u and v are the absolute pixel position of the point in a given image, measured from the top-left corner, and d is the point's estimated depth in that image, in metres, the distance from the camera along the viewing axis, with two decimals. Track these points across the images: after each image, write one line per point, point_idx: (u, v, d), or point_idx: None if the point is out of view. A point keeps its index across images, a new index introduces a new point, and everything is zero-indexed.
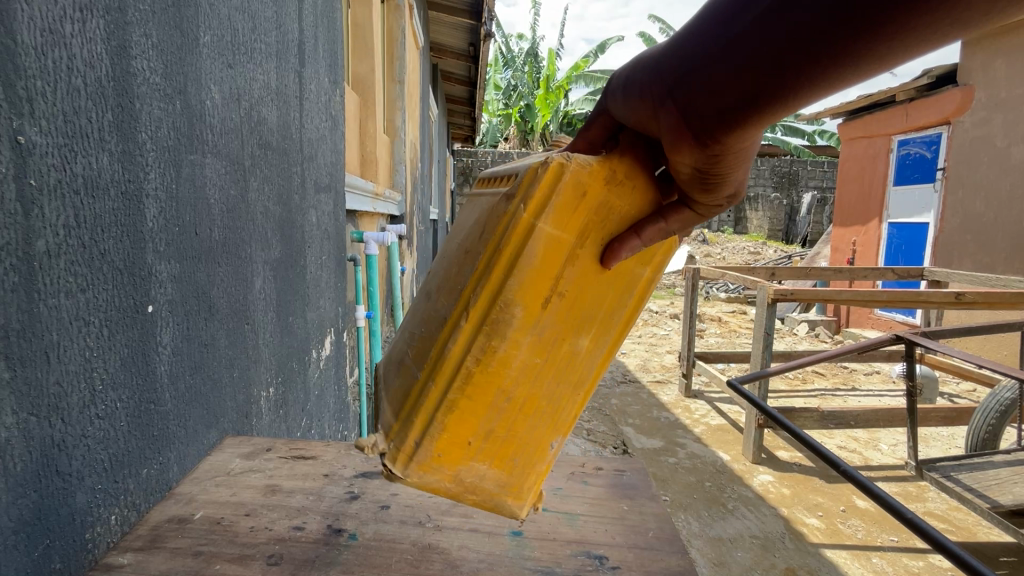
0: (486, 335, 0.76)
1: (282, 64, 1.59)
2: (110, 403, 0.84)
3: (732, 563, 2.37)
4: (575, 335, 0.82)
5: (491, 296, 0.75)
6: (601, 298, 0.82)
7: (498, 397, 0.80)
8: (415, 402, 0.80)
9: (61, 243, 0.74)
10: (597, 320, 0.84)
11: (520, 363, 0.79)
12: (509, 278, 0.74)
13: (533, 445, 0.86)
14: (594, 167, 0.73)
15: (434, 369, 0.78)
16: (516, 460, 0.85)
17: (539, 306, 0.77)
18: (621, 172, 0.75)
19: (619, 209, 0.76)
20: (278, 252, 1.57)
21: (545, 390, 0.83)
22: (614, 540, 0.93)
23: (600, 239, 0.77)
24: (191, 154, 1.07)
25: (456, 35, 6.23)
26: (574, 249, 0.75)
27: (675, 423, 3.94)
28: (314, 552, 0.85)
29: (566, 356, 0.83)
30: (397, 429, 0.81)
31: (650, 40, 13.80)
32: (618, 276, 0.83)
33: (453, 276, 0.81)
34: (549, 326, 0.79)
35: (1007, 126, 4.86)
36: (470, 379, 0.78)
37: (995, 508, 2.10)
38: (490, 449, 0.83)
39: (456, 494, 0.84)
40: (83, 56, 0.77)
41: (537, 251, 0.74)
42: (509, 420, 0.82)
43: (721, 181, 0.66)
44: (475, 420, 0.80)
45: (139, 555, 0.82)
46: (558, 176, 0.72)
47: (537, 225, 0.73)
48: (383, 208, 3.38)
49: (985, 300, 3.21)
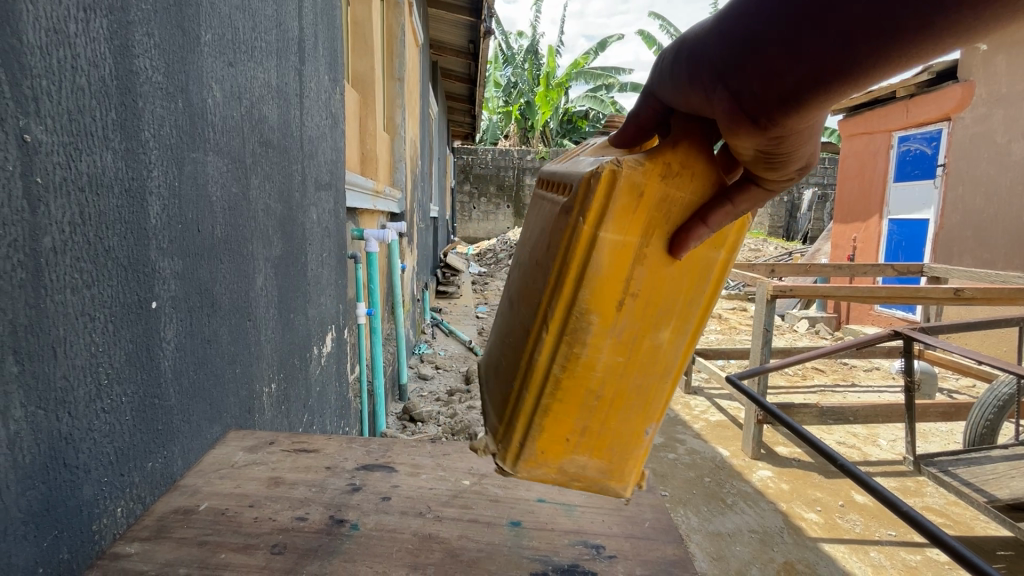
0: (568, 341, 0.77)
1: (283, 62, 1.60)
2: (116, 398, 0.85)
3: (731, 558, 2.39)
4: (654, 330, 0.80)
5: (565, 306, 0.77)
6: (675, 293, 0.79)
7: (591, 396, 0.81)
8: (513, 407, 0.83)
9: (67, 240, 0.75)
10: (682, 313, 0.81)
11: (600, 362, 0.79)
12: (580, 288, 0.75)
13: (630, 429, 0.85)
14: (648, 166, 0.71)
15: (526, 378, 0.81)
16: (615, 442, 0.85)
17: (612, 306, 0.76)
18: (678, 163, 0.72)
19: (681, 201, 0.73)
20: (279, 249, 1.58)
21: (632, 382, 0.82)
22: (611, 531, 0.95)
23: (660, 234, 0.74)
24: (193, 152, 1.08)
25: (456, 33, 6.22)
26: (640, 247, 0.74)
27: (674, 419, 3.96)
28: (316, 542, 0.87)
29: (647, 350, 0.81)
30: (501, 432, 0.86)
31: (650, 36, 13.77)
32: (689, 265, 0.79)
33: (531, 287, 0.85)
34: (625, 324, 0.78)
35: (1007, 122, 4.87)
36: (561, 380, 0.80)
37: (992, 502, 2.12)
38: (589, 442, 0.84)
39: (565, 484, 0.86)
40: (87, 56, 0.78)
41: (600, 257, 0.74)
42: (598, 414, 0.82)
43: (776, 164, 0.64)
44: (570, 419, 0.82)
45: (146, 545, 0.83)
46: (612, 181, 0.71)
47: (600, 235, 0.73)
48: (383, 206, 3.39)
49: (984, 295, 3.23)
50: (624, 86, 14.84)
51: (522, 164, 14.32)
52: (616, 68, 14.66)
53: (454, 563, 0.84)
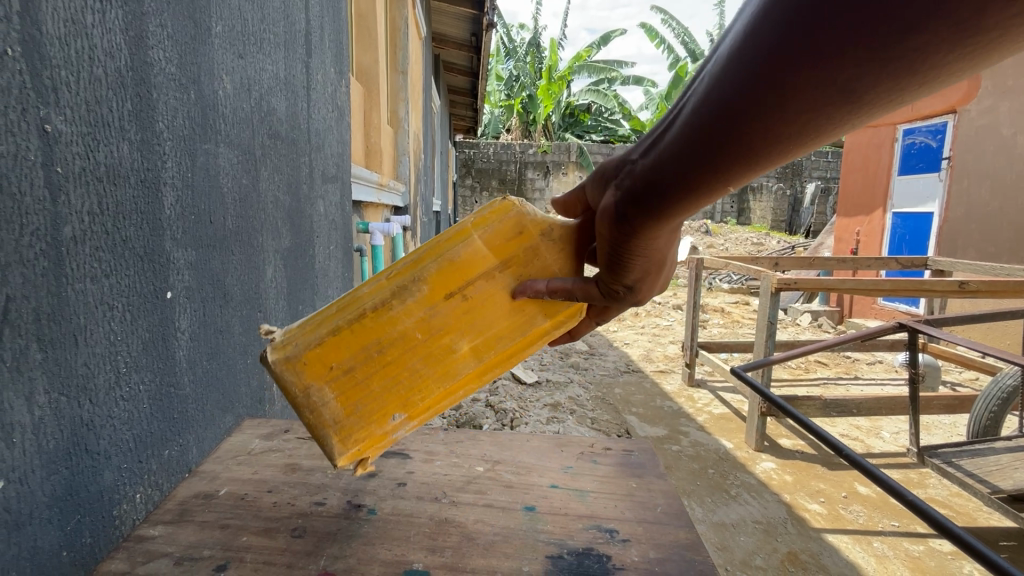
0: (394, 298, 0.82)
1: (291, 54, 1.60)
2: (134, 386, 0.87)
3: (735, 547, 2.41)
4: (456, 344, 0.85)
5: (418, 279, 0.83)
6: (493, 323, 0.86)
7: (375, 358, 0.82)
8: (319, 321, 0.84)
9: (86, 230, 0.76)
10: (487, 350, 0.87)
11: (409, 332, 0.83)
12: (433, 264, 0.83)
13: (372, 417, 0.84)
14: (535, 218, 0.86)
15: (342, 304, 0.84)
16: (353, 413, 0.83)
17: (445, 289, 0.83)
18: (557, 230, 0.86)
19: (543, 255, 0.85)
20: (288, 240, 1.59)
21: (407, 369, 0.84)
22: (624, 515, 0.96)
23: (507, 263, 0.85)
24: (205, 144, 1.09)
25: (458, 26, 6.20)
26: (491, 269, 0.84)
27: (678, 411, 3.98)
28: (334, 526, 0.88)
29: (436, 350, 0.84)
30: (294, 330, 0.85)
31: (653, 28, 13.68)
32: (516, 317, 0.87)
33: (409, 277, 0.92)
34: (443, 311, 0.83)
35: (1013, 114, 4.85)
36: (364, 323, 0.82)
37: (995, 493, 2.13)
38: (340, 386, 0.83)
39: (290, 400, 0.82)
40: (104, 47, 0.79)
41: (463, 244, 0.84)
42: (365, 373, 0.82)
43: (635, 264, 0.72)
44: (345, 350, 0.82)
45: (169, 528, 0.87)
46: (504, 210, 0.85)
47: (474, 237, 0.83)
48: (387, 199, 3.39)
49: (988, 288, 3.21)
50: (626, 79, 14.76)
51: (523, 158, 14.28)
52: (619, 61, 14.57)
53: (472, 546, 0.86)
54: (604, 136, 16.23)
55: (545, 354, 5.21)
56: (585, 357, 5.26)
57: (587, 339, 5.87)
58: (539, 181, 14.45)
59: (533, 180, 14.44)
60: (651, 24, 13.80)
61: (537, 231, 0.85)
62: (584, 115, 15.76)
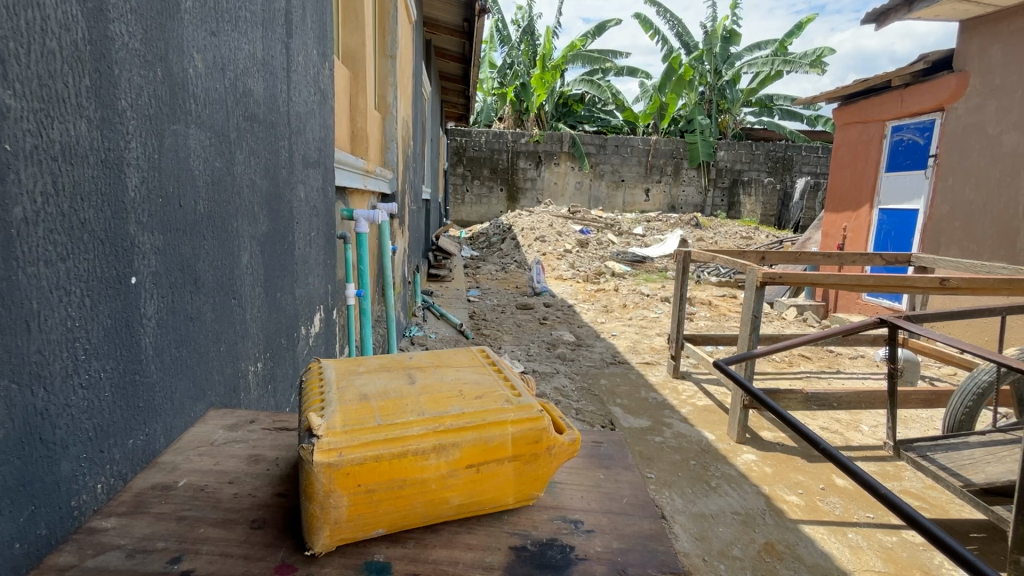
0: (437, 449, 0.81)
1: (269, 34, 1.55)
2: (94, 373, 0.84)
3: (714, 538, 2.44)
4: (457, 499, 0.85)
5: (461, 440, 0.83)
6: (487, 495, 0.88)
7: (401, 486, 0.80)
8: (364, 431, 0.78)
9: (39, 211, 0.73)
10: (475, 511, 0.89)
11: (433, 482, 0.82)
12: (479, 438, 0.84)
13: (360, 530, 0.80)
14: (555, 438, 0.90)
15: (392, 433, 0.79)
16: (350, 523, 0.79)
17: (471, 461, 0.84)
18: (562, 449, 0.91)
19: (542, 459, 0.90)
20: (266, 225, 1.55)
21: (411, 507, 0.82)
22: (590, 507, 0.95)
23: (519, 466, 0.88)
24: (174, 124, 1.05)
25: (450, 10, 6.06)
26: (504, 460, 0.86)
27: (663, 403, 4.01)
28: (295, 516, 0.87)
29: (439, 502, 0.84)
30: (335, 431, 0.77)
31: (648, 18, 13.53)
32: (507, 489, 0.90)
33: (441, 394, 0.92)
34: (461, 477, 0.84)
35: (1000, 113, 4.89)
36: (408, 460, 0.79)
37: (968, 486, 2.18)
38: (357, 501, 0.77)
39: (309, 496, 0.75)
40: (58, 18, 0.75)
41: (499, 434, 0.85)
42: (381, 500, 0.79)
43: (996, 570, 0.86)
44: (377, 475, 0.77)
45: (123, 519, 0.83)
46: (533, 421, 0.88)
47: (510, 432, 0.86)
48: (373, 186, 3.34)
49: (969, 286, 3.24)
50: (620, 69, 14.65)
51: (515, 148, 14.16)
52: (613, 51, 14.42)
53: (434, 537, 0.84)
54: (597, 127, 16.15)
55: (533, 345, 5.21)
56: (572, 348, 5.25)
57: (574, 330, 5.87)
58: (531, 171, 14.37)
59: (524, 170, 14.34)
60: (645, 15, 13.70)
61: (554, 449, 0.90)
62: (577, 105, 15.63)
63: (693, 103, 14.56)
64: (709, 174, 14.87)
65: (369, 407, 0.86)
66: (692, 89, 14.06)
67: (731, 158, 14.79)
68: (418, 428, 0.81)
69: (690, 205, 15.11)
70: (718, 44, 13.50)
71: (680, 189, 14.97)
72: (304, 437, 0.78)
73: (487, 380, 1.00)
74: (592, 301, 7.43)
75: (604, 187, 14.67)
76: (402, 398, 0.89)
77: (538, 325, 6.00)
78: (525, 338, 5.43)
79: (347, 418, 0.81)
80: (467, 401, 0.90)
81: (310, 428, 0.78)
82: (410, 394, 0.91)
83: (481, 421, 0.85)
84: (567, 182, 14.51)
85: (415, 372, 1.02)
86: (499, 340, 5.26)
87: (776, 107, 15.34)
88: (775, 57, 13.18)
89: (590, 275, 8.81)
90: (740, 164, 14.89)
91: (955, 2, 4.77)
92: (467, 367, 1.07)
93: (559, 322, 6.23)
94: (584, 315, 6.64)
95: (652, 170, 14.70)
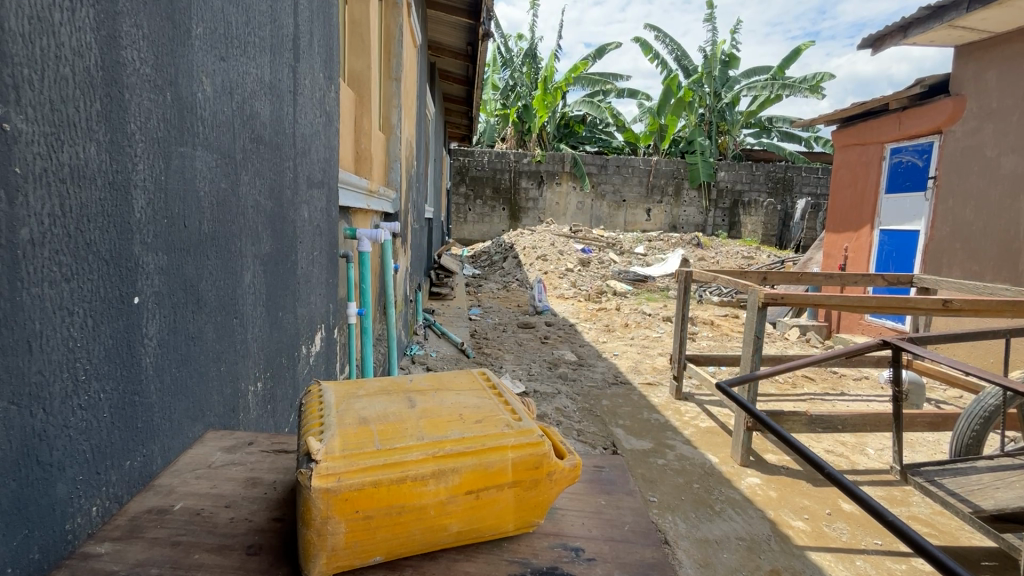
0: (435, 475, 0.80)
1: (277, 58, 1.59)
2: (93, 394, 0.83)
3: (718, 564, 2.39)
4: (453, 525, 0.84)
5: (457, 466, 0.82)
6: (486, 520, 0.86)
7: (398, 512, 0.78)
8: (364, 456, 0.78)
9: (45, 232, 0.74)
10: (475, 536, 0.87)
11: (432, 508, 0.80)
12: (479, 460, 0.83)
13: (358, 557, 0.79)
14: (552, 465, 0.89)
15: (390, 461, 0.78)
16: (347, 551, 0.77)
17: (470, 487, 0.83)
18: (558, 477, 0.90)
19: (540, 483, 0.88)
20: (269, 245, 1.57)
21: (409, 534, 0.81)
22: (590, 533, 0.94)
23: (519, 492, 0.87)
24: (181, 146, 1.06)
25: (452, 33, 6.19)
26: (503, 486, 0.85)
27: (665, 425, 3.96)
28: (293, 542, 0.86)
29: (438, 529, 0.83)
30: (335, 457, 0.77)
31: (648, 43, 13.79)
32: (504, 515, 0.88)
33: (440, 419, 0.91)
34: (460, 503, 0.82)
35: (997, 136, 4.94)
36: (408, 484, 0.78)
37: (977, 512, 2.14)
38: (355, 528, 0.76)
39: (311, 524, 0.74)
40: (72, 45, 0.77)
41: (498, 459, 0.85)
42: (379, 526, 0.78)
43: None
44: (375, 501, 0.77)
45: (118, 545, 0.82)
46: (532, 446, 0.87)
47: (507, 456, 0.85)
48: (377, 204, 3.36)
49: (972, 306, 3.20)
50: (621, 91, 14.87)
51: (518, 167, 14.28)
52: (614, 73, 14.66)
53: (432, 565, 0.83)
54: (598, 147, 16.33)
55: (534, 364, 5.18)
56: (574, 368, 5.22)
57: (576, 350, 5.86)
58: (533, 191, 14.49)
59: (526, 189, 14.44)
60: (646, 40, 13.93)
61: (553, 475, 0.89)
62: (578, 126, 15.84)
63: (694, 124, 14.74)
64: (710, 195, 14.98)
65: (369, 431, 0.85)
66: (692, 110, 14.28)
67: (732, 179, 14.91)
68: (418, 453, 0.81)
69: (691, 224, 15.21)
70: (717, 67, 13.71)
71: (681, 209, 15.08)
72: (303, 462, 0.77)
73: (487, 404, 0.99)
74: (594, 320, 7.40)
75: (605, 206, 14.78)
76: (401, 422, 0.89)
77: (540, 344, 5.98)
78: (526, 357, 5.40)
79: (346, 442, 0.81)
80: (466, 426, 0.89)
81: (308, 452, 0.77)
82: (410, 418, 0.91)
83: (481, 445, 0.84)
84: (568, 202, 14.63)
85: (415, 396, 1.02)
86: (500, 359, 5.24)
87: (775, 128, 15.55)
88: (774, 80, 13.37)
89: (592, 294, 8.83)
90: (740, 184, 14.99)
91: (950, 28, 4.85)
92: (467, 391, 1.06)
93: (560, 341, 6.20)
94: (586, 334, 6.63)
95: (653, 190, 14.81)
